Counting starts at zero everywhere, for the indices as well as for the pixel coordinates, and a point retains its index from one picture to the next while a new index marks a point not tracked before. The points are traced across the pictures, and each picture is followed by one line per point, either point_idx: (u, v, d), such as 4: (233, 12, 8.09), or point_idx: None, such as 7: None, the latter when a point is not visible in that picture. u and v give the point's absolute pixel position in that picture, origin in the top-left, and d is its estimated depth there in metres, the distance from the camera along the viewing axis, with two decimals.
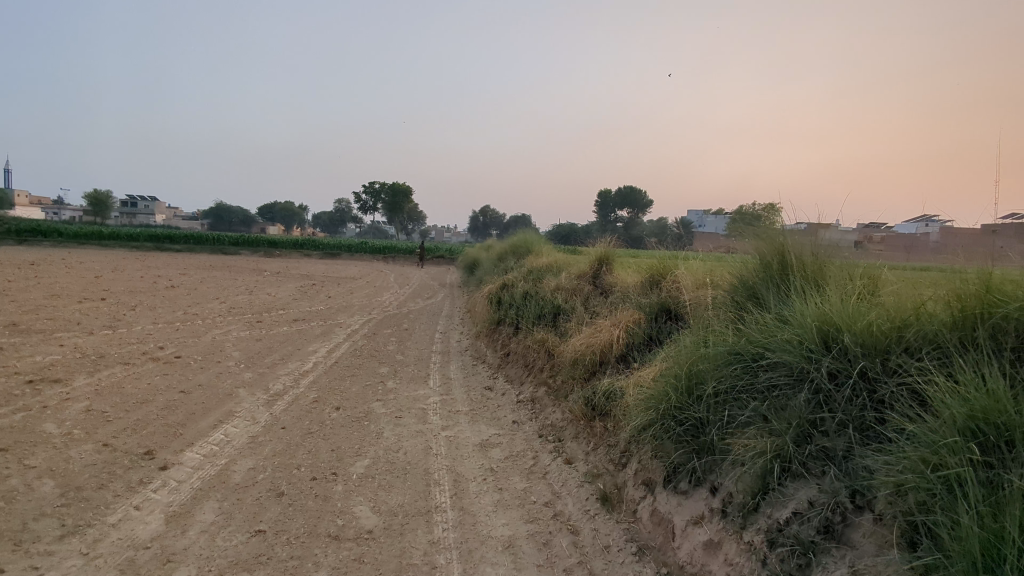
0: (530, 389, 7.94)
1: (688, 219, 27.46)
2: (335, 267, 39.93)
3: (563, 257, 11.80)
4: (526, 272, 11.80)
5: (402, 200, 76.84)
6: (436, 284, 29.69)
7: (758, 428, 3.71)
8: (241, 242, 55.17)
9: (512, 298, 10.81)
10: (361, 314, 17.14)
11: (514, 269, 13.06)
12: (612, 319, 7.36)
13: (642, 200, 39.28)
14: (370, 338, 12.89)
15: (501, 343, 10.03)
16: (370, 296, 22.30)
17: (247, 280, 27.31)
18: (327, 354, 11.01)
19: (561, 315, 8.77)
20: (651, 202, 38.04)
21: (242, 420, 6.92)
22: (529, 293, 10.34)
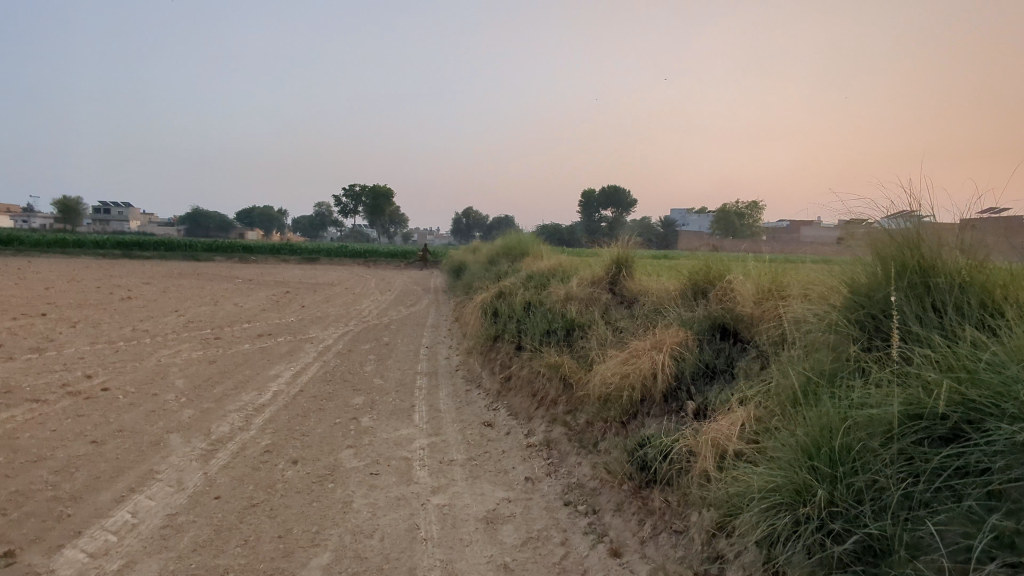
0: (542, 429, 6.23)
1: (677, 218, 25.99)
2: (312, 273, 38.00)
3: (569, 259, 10.09)
4: (526, 278, 10.09)
5: (383, 203, 74.85)
6: (419, 290, 27.97)
7: (1007, 566, 2.02)
8: (215, 248, 52.95)
9: (511, 310, 9.10)
10: (336, 326, 15.37)
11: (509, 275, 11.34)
12: (649, 339, 5.68)
13: (626, 200, 37.71)
14: (345, 357, 11.11)
15: (500, 365, 8.33)
16: (348, 305, 20.48)
17: (217, 289, 25.37)
18: (291, 380, 9.24)
19: (577, 333, 7.09)
20: (636, 202, 36.54)
21: (163, 487, 5.16)
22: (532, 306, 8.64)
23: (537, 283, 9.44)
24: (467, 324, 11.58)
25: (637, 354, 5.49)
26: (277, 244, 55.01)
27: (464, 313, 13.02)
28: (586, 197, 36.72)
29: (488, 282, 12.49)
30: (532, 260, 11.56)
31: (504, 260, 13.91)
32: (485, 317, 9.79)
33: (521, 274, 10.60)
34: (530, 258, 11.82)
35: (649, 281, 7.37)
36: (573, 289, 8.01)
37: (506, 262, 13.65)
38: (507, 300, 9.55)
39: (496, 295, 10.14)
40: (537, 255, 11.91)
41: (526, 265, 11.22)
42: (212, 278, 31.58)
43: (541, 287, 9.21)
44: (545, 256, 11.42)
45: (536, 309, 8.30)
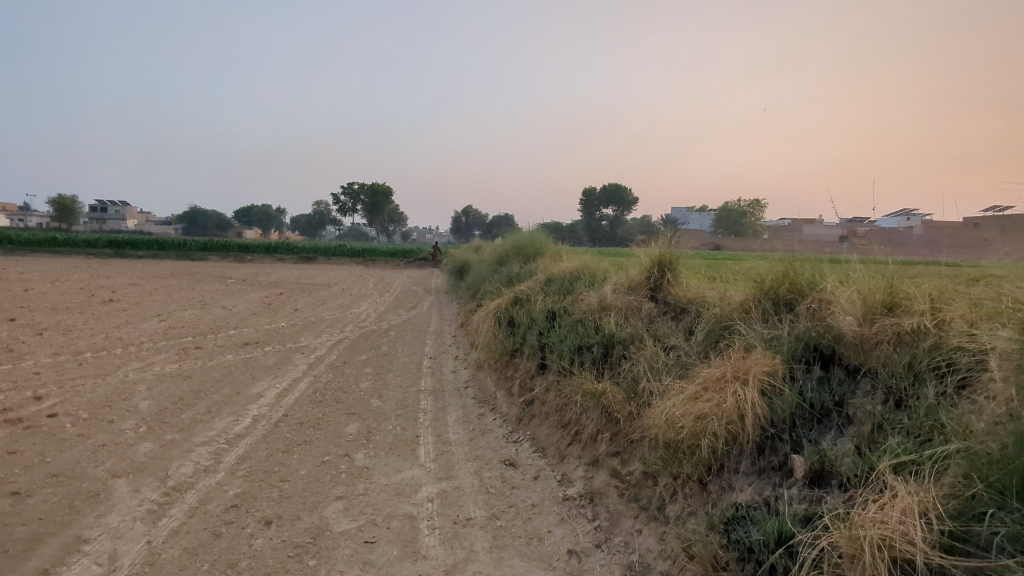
0: (582, 478, 4.97)
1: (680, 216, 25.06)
2: (308, 273, 36.76)
3: (594, 261, 8.81)
4: (545, 282, 8.82)
5: (382, 201, 73.53)
6: (420, 291, 26.71)
7: None
8: (211, 247, 51.73)
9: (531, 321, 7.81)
10: (330, 332, 14.11)
11: (524, 278, 10.06)
12: (723, 365, 4.39)
13: (628, 198, 36.45)
14: (339, 371, 9.84)
15: (521, 387, 7.05)
16: (344, 308, 19.22)
17: (208, 291, 24.11)
18: (275, 400, 7.96)
19: (619, 354, 5.82)
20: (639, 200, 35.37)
21: (88, 567, 3.88)
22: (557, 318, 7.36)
23: (560, 290, 8.15)
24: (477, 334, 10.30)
25: (709, 386, 4.21)
26: (273, 243, 53.76)
27: (472, 320, 11.75)
28: (587, 194, 35.48)
29: (498, 286, 11.18)
30: (549, 261, 10.27)
31: (515, 259, 12.63)
32: (498, 326, 8.50)
33: (538, 277, 9.31)
34: (546, 259, 10.53)
35: (703, 290, 6.11)
36: (608, 296, 6.73)
37: (517, 262, 12.37)
38: (525, 308, 8.27)
39: (509, 299, 8.87)
40: (555, 255, 10.63)
41: (543, 267, 9.93)
42: (205, 279, 30.37)
43: (567, 293, 7.92)
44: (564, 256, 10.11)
45: (563, 321, 7.03)
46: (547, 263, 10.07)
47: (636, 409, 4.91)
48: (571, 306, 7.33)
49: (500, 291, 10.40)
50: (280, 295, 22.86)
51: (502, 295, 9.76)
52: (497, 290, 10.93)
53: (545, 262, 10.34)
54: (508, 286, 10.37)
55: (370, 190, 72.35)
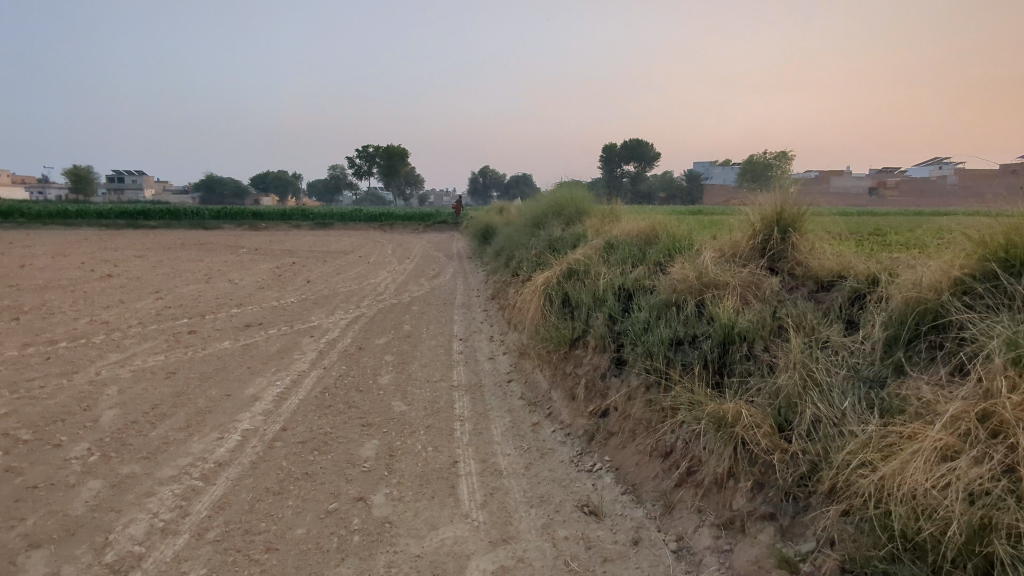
0: (713, 553, 3.29)
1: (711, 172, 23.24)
2: (322, 240, 35.19)
3: (666, 222, 7.01)
4: (605, 249, 7.09)
5: (398, 164, 71.44)
6: (441, 256, 25.03)
7: None
8: (226, 215, 50.34)
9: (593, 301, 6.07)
10: (345, 309, 12.48)
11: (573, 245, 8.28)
12: (976, 394, 2.71)
13: (651, 153, 34.41)
14: (354, 360, 8.19)
15: (589, 392, 5.35)
16: (361, 278, 17.57)
17: (218, 262, 22.54)
18: (273, 406, 6.34)
19: (745, 354, 4.10)
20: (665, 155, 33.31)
21: None
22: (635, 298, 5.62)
23: (631, 259, 6.41)
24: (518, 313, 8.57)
25: (969, 434, 2.57)
26: (288, 210, 52.13)
27: (508, 297, 10.01)
28: (608, 150, 33.23)
29: (538, 254, 9.44)
30: (602, 223, 8.48)
31: (555, 221, 10.83)
32: (544, 303, 6.74)
33: (593, 242, 7.52)
34: (597, 221, 8.75)
35: (856, 264, 4.38)
36: (708, 267, 4.96)
37: (558, 224, 10.58)
38: (584, 283, 6.51)
39: (558, 268, 7.10)
40: (607, 215, 8.83)
41: (596, 231, 8.16)
42: (217, 249, 28.89)
43: (640, 265, 6.17)
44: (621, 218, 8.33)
45: (646, 302, 5.28)
46: (600, 226, 8.28)
47: (801, 452, 3.21)
48: (655, 284, 5.59)
49: (544, 260, 8.65)
50: (293, 265, 21.23)
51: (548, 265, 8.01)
52: (539, 258, 9.18)
53: (597, 223, 8.55)
54: (553, 254, 8.61)
55: (385, 152, 70.47)
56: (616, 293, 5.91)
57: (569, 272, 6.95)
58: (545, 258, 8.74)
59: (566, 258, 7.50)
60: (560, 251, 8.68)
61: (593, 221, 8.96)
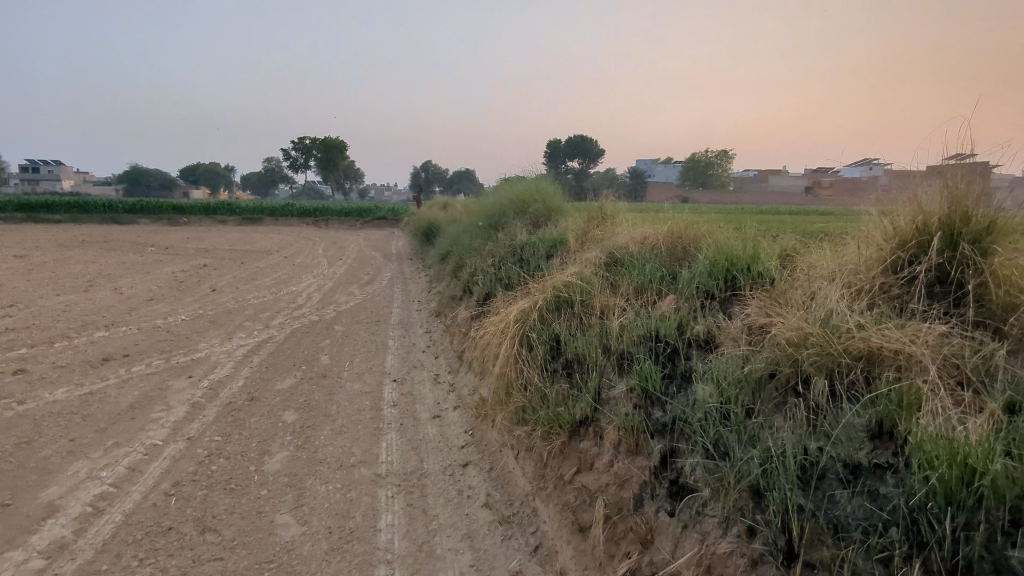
0: None
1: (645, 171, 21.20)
2: (247, 237, 31.95)
3: (699, 229, 4.72)
4: (606, 265, 4.82)
5: (336, 156, 67.92)
6: (378, 257, 22.45)
7: None
8: (142, 209, 46.11)
9: (611, 361, 3.76)
10: (249, 331, 9.83)
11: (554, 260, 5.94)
12: None
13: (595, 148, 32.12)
14: (239, 424, 5.62)
15: (612, 530, 3.04)
16: (279, 286, 14.79)
17: (112, 264, 19.24)
18: (74, 532, 3.78)
19: (1006, 537, 1.89)
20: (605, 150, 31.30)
21: None
22: (692, 365, 3.33)
23: (663, 295, 4.14)
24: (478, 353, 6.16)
25: None
26: (213, 203, 48.07)
27: (461, 325, 7.57)
28: (553, 146, 30.61)
29: (505, 270, 7.08)
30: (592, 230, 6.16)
31: (519, 221, 8.47)
32: (521, 349, 4.34)
33: (588, 254, 5.16)
34: (585, 226, 6.40)
35: None
36: (852, 327, 2.74)
37: (523, 226, 8.21)
38: (590, 326, 4.17)
39: (539, 293, 4.70)
40: (597, 215, 6.50)
41: (587, 240, 5.81)
42: (123, 248, 25.30)
43: (680, 304, 3.90)
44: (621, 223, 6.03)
45: (720, 374, 3.00)
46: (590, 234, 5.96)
47: None
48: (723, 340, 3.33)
49: (515, 279, 6.30)
50: (203, 269, 18.14)
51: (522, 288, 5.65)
52: (507, 277, 6.79)
53: (586, 230, 6.23)
54: (527, 272, 6.26)
55: (323, 144, 66.94)
56: (651, 349, 3.61)
57: (560, 300, 4.57)
58: (515, 276, 6.41)
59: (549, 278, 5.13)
60: (536, 267, 6.32)
61: (579, 225, 6.64)
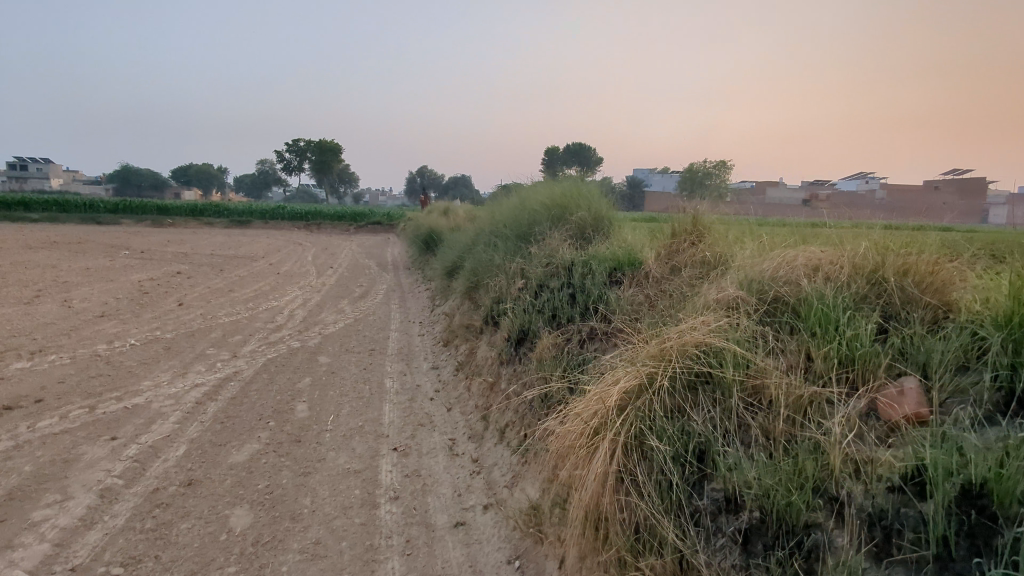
0: None
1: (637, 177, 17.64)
2: (233, 241, 30.00)
3: (912, 256, 2.89)
4: (754, 310, 2.93)
5: (331, 158, 66.02)
6: (373, 266, 20.53)
7: None
8: (126, 209, 44.17)
9: (858, 529, 1.92)
10: (213, 363, 7.88)
11: (642, 301, 4.06)
12: None
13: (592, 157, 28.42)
14: (161, 536, 3.70)
15: None
16: (259, 302, 12.82)
17: (76, 270, 17.30)
18: None
19: None
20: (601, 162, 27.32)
21: None
22: None
23: (905, 378, 2.31)
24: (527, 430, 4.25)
25: None
26: (199, 204, 46.03)
27: (487, 373, 5.66)
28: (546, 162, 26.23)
29: (554, 299, 5.21)
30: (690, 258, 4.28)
31: (557, 230, 6.56)
32: (637, 467, 2.45)
33: (709, 293, 3.27)
34: (669, 250, 4.53)
35: None
36: None
37: (563, 238, 6.31)
38: (772, 442, 2.30)
39: (651, 360, 2.78)
40: (686, 224, 4.62)
41: (691, 274, 3.92)
42: (95, 252, 23.20)
43: (962, 414, 2.11)
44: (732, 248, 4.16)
45: None
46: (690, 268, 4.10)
47: None
48: None
49: (583, 327, 4.44)
50: (174, 278, 16.09)
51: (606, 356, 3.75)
52: (562, 317, 4.89)
53: (678, 257, 4.36)
54: (602, 316, 4.41)
55: (318, 146, 65.06)
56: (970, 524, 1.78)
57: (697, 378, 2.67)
58: (581, 322, 4.55)
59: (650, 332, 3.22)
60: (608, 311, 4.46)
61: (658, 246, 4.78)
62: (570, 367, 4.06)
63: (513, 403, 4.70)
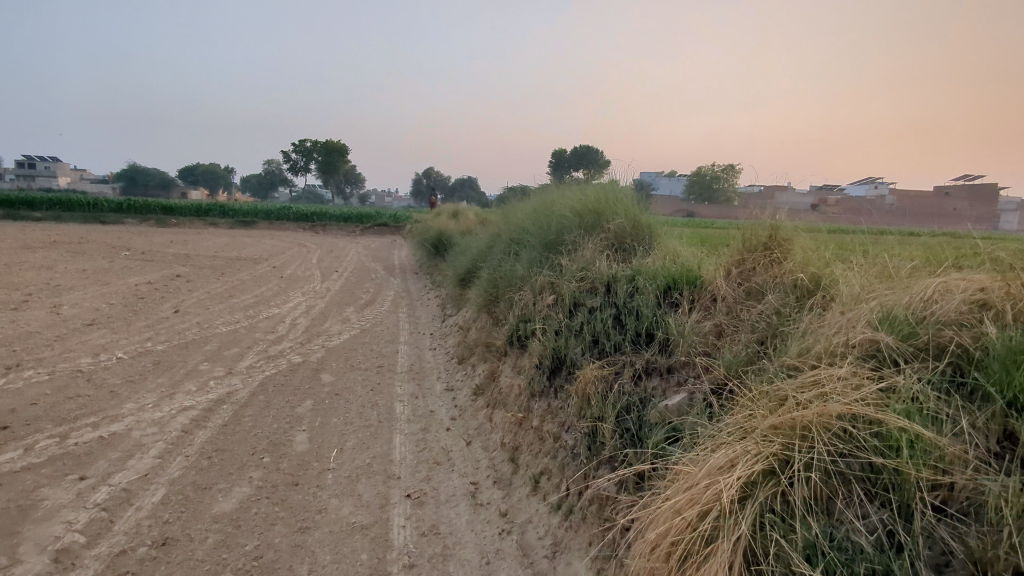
0: None
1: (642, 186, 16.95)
2: (237, 242, 29.32)
3: None
4: (919, 371, 2.50)
5: (338, 159, 65.38)
6: (380, 270, 19.80)
7: None
8: (130, 208, 43.64)
9: None
10: (205, 381, 7.15)
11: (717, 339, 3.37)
12: None
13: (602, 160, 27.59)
14: None
15: None
16: (260, 309, 12.10)
17: (72, 272, 16.65)
18: None
19: None
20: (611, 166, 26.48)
21: None
22: None
23: None
24: (571, 485, 3.51)
25: None
26: (205, 204, 45.46)
27: (515, 404, 4.92)
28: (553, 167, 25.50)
29: (595, 322, 4.47)
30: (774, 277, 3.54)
31: (590, 239, 5.81)
32: (773, 568, 2.10)
33: (834, 334, 2.83)
34: (742, 268, 3.79)
35: None
36: None
37: (599, 249, 5.57)
38: (967, 569, 1.91)
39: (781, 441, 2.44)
40: (761, 234, 3.86)
41: (782, 310, 3.23)
42: (95, 253, 22.56)
43: None
44: (828, 268, 3.41)
45: None
46: (779, 296, 3.35)
47: None
48: None
49: (636, 363, 3.75)
50: (173, 281, 15.39)
51: (682, 406, 3.15)
52: (606, 345, 4.18)
53: (757, 277, 3.62)
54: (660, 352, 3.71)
55: (324, 147, 64.45)
56: None
57: (846, 466, 2.32)
58: (632, 356, 3.86)
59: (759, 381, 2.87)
60: (670, 341, 3.73)
61: (723, 261, 4.03)
62: (629, 414, 3.41)
63: (550, 449, 3.98)
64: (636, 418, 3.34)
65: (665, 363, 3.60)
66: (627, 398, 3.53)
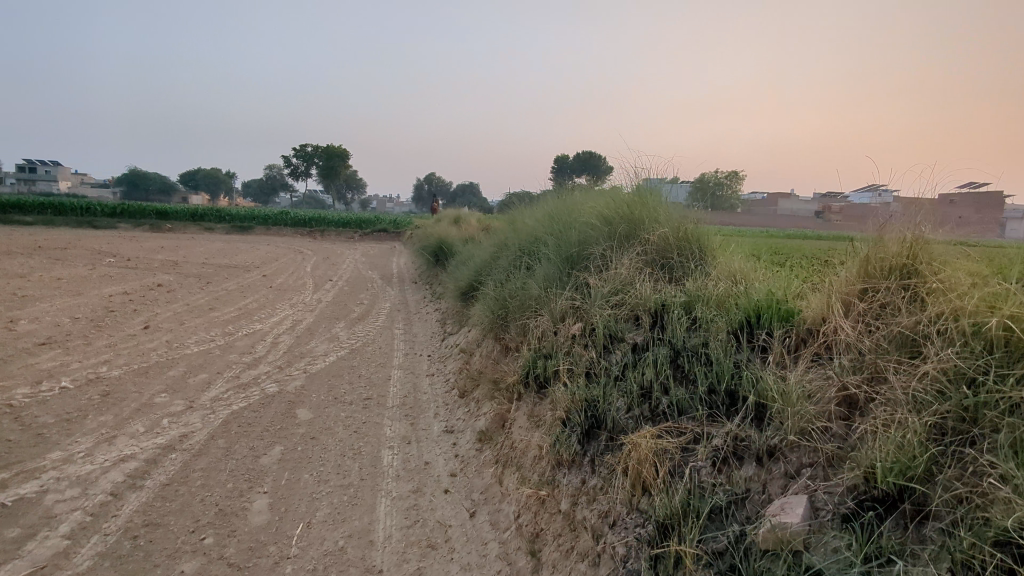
0: None
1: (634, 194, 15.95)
2: (230, 248, 28.19)
3: None
4: None
5: (338, 164, 64.36)
6: (379, 279, 18.65)
7: None
8: (124, 212, 42.59)
9: None
10: (158, 418, 5.99)
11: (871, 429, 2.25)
12: None
13: None
14: None
15: None
16: (242, 324, 10.95)
17: (47, 281, 15.53)
18: None
19: None
20: None
21: None
22: None
23: None
24: None
25: None
26: (200, 208, 44.42)
27: (533, 471, 3.75)
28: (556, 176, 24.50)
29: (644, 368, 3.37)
30: (934, 321, 2.46)
31: (623, 252, 4.69)
32: None
33: None
34: (874, 309, 2.71)
35: None
36: None
37: (637, 264, 4.44)
38: None
39: None
40: (896, 254, 2.83)
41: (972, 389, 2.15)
42: (80, 258, 21.50)
43: None
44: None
45: None
46: (951, 353, 2.26)
47: None
48: None
49: (718, 436, 2.66)
50: (153, 291, 14.25)
51: (814, 528, 2.05)
52: (664, 405, 3.08)
53: (904, 320, 2.53)
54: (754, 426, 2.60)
55: (325, 152, 63.42)
56: None
57: None
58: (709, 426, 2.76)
59: (1005, 534, 1.75)
60: (767, 410, 2.62)
61: (835, 292, 2.93)
62: (720, 522, 2.32)
63: (589, 551, 2.84)
64: (735, 534, 2.24)
65: (761, 442, 2.50)
66: (714, 494, 2.42)
